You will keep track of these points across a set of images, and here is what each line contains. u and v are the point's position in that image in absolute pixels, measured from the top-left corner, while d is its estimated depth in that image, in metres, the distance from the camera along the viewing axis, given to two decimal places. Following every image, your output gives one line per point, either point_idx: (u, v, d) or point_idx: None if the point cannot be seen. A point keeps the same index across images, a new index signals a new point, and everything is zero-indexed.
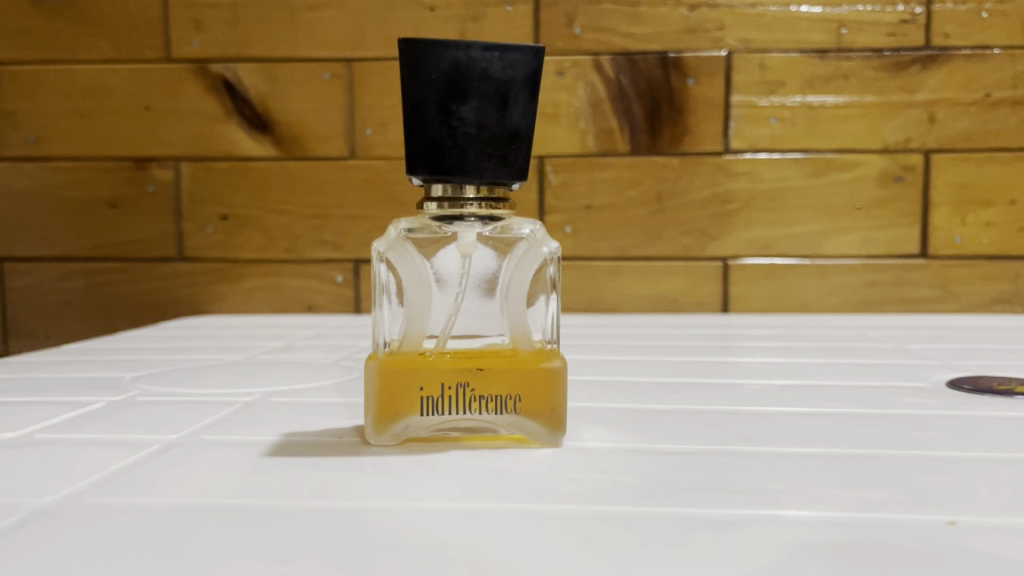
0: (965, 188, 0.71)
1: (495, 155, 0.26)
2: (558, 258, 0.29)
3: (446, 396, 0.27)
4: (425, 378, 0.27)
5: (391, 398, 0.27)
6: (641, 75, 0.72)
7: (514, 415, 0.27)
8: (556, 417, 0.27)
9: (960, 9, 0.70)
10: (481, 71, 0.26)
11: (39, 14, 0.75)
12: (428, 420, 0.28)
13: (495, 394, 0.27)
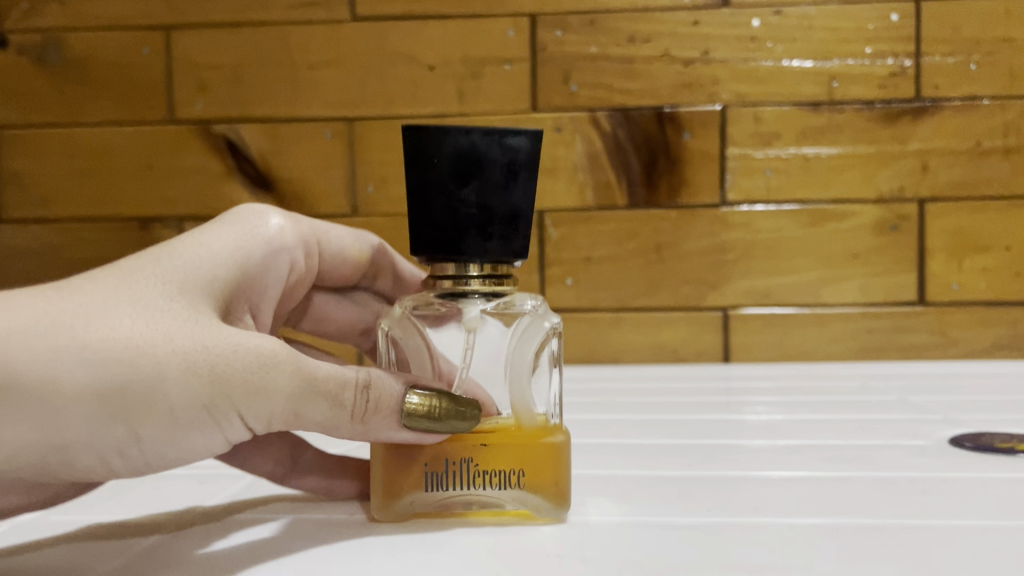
0: (960, 235, 0.72)
1: (496, 236, 0.27)
2: (560, 331, 0.30)
3: (450, 471, 0.28)
4: (429, 454, 0.28)
5: (396, 474, 0.28)
6: (638, 129, 0.74)
7: (518, 489, 0.28)
8: (559, 490, 0.28)
9: (948, 61, 0.71)
10: (482, 156, 0.27)
11: (44, 78, 0.77)
12: (433, 495, 0.28)
13: (499, 469, 0.28)
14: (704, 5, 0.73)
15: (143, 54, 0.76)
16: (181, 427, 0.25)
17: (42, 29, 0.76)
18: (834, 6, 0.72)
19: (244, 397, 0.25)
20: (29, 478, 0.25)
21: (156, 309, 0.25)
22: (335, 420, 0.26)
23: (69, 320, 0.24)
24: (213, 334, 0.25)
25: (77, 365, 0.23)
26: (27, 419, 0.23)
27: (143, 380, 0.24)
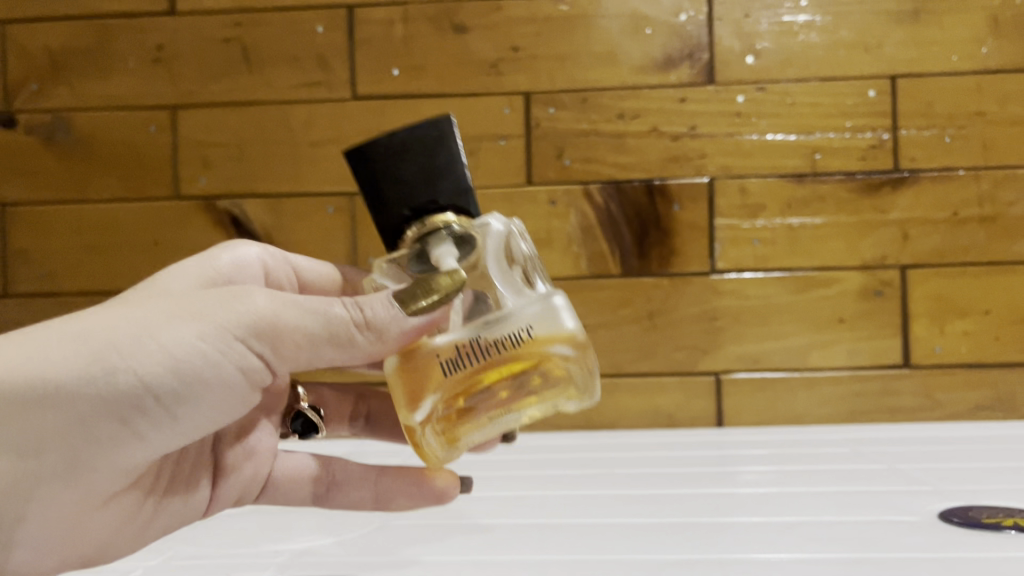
0: (941, 300, 0.75)
1: (435, 189, 0.41)
2: (524, 233, 0.43)
3: (466, 350, 0.38)
4: (443, 347, 0.38)
5: (420, 375, 0.38)
6: (629, 202, 0.76)
7: (527, 341, 0.38)
8: (558, 332, 0.39)
9: (923, 135, 0.75)
10: (410, 146, 0.41)
11: (52, 156, 0.79)
12: (457, 376, 0.38)
13: (508, 335, 0.38)
14: (691, 82, 0.76)
15: (149, 132, 0.78)
16: (207, 364, 0.36)
17: (50, 109, 0.79)
18: (814, 83, 0.75)
19: (242, 332, 0.37)
20: (107, 448, 0.37)
21: (137, 308, 0.37)
22: (336, 332, 0.37)
23: (78, 326, 0.36)
24: (201, 300, 0.37)
25: (91, 351, 0.35)
26: (64, 400, 0.34)
27: (142, 339, 0.35)
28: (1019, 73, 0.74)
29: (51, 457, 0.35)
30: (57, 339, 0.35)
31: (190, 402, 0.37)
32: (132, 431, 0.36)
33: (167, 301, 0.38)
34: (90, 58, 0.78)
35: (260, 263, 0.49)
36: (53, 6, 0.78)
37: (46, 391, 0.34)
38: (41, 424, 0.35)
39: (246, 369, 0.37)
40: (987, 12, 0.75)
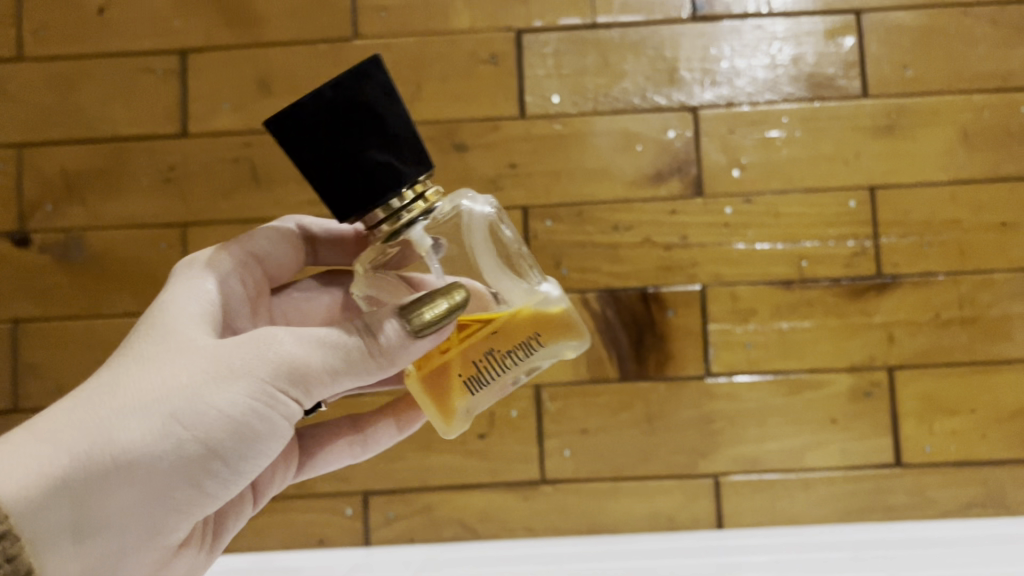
0: (929, 400, 0.78)
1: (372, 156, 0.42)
2: (494, 205, 0.48)
3: (483, 365, 0.46)
4: (461, 365, 0.46)
5: (445, 391, 0.47)
6: (625, 309, 0.79)
7: (536, 347, 0.47)
8: (559, 328, 0.47)
9: (903, 242, 0.79)
10: (343, 107, 0.41)
11: (65, 273, 0.81)
12: (480, 389, 0.47)
13: (516, 344, 0.46)
14: (680, 195, 0.79)
15: (159, 248, 0.80)
16: (249, 408, 0.43)
17: (65, 227, 0.81)
18: (798, 194, 0.79)
19: (274, 377, 0.43)
20: (175, 499, 0.44)
21: (173, 367, 0.43)
22: (358, 366, 0.44)
23: (126, 407, 0.42)
24: (230, 353, 0.43)
25: (143, 422, 0.41)
26: (131, 479, 0.41)
27: (188, 403, 0.42)
28: (990, 182, 0.79)
29: (126, 514, 0.42)
30: (112, 425, 0.41)
31: (243, 452, 0.44)
32: (198, 490, 0.44)
33: (196, 357, 0.43)
34: (105, 178, 0.81)
35: (235, 274, 0.53)
36: (69, 130, 0.82)
37: (119, 476, 0.41)
38: (119, 504, 0.42)
39: (282, 408, 0.44)
40: (957, 125, 0.79)
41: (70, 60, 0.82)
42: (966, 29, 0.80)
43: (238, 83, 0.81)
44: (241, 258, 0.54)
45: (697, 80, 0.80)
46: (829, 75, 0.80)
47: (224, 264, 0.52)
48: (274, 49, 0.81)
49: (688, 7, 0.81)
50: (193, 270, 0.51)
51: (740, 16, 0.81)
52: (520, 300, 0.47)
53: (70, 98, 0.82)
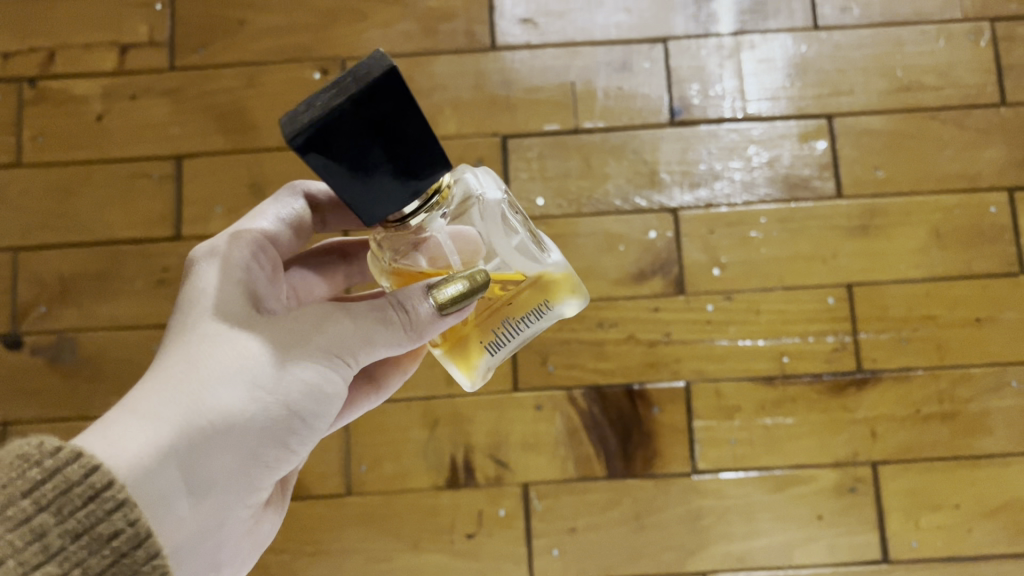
0: (913, 495, 0.78)
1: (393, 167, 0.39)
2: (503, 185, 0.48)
3: (500, 333, 0.47)
4: (481, 334, 0.47)
5: (467, 358, 0.48)
6: (612, 406, 0.80)
7: (546, 311, 0.48)
8: (566, 291, 0.48)
9: (881, 338, 0.80)
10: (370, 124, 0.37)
11: (55, 375, 0.81)
12: (498, 354, 0.48)
13: (529, 311, 0.47)
14: (663, 293, 0.81)
15: (151, 348, 0.81)
16: (321, 370, 0.45)
17: (57, 329, 0.82)
18: (778, 291, 0.81)
19: (335, 343, 0.45)
20: (264, 456, 0.46)
21: (243, 341, 0.45)
22: (394, 336, 0.45)
23: (213, 379, 0.44)
24: (290, 325, 0.45)
25: (231, 391, 0.44)
26: (229, 440, 0.43)
27: (267, 371, 0.44)
28: (963, 279, 0.81)
29: (227, 476, 0.44)
30: (204, 396, 0.43)
31: (318, 410, 0.47)
32: (283, 446, 0.47)
33: (257, 330, 0.45)
34: (99, 281, 0.82)
35: (255, 262, 0.50)
36: (65, 233, 0.83)
37: (217, 440, 0.43)
38: (222, 464, 0.44)
39: (343, 372, 0.46)
40: (929, 225, 0.82)
41: (69, 166, 0.84)
42: (933, 133, 0.84)
43: (232, 187, 0.83)
44: (254, 239, 0.51)
45: (677, 182, 0.83)
46: (804, 176, 0.83)
47: (241, 250, 0.49)
48: (267, 154, 0.84)
49: (667, 112, 0.84)
50: (215, 263, 0.49)
51: (717, 120, 0.84)
52: (532, 269, 0.47)
53: (67, 202, 0.84)
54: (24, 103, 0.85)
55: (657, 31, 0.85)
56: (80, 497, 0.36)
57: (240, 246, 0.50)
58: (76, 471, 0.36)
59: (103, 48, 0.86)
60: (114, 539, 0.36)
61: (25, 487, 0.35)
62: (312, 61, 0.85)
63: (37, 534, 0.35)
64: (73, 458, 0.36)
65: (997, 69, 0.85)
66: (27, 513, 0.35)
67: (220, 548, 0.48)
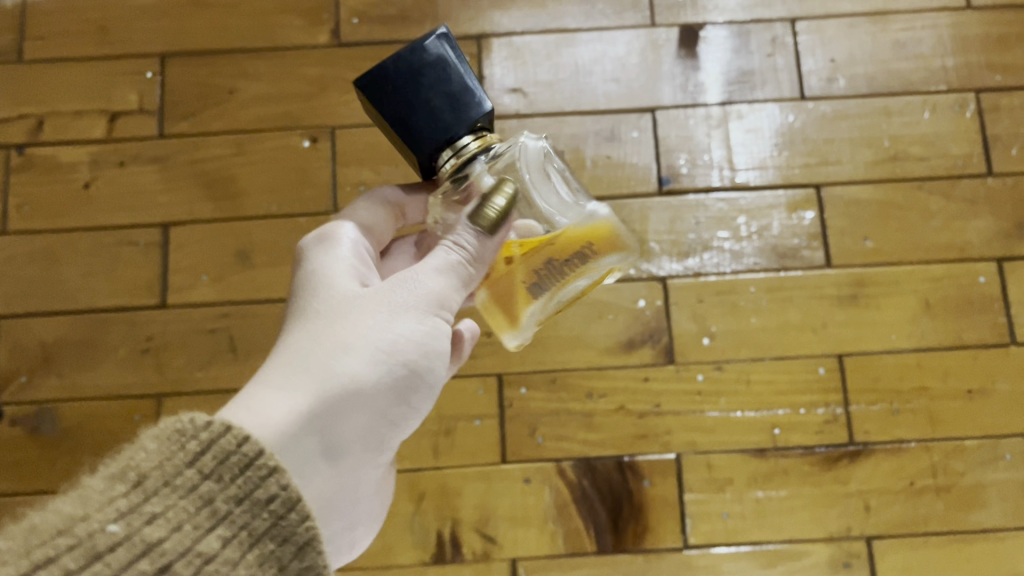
0: (909, 571, 0.77)
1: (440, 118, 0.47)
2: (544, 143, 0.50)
3: (544, 274, 0.49)
4: (524, 275, 0.49)
5: (511, 302, 0.51)
6: (602, 479, 0.79)
7: (592, 256, 0.48)
8: (612, 240, 0.49)
9: (873, 409, 0.80)
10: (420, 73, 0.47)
11: (35, 447, 0.79)
12: (542, 299, 0.51)
13: (573, 254, 0.48)
14: (653, 362, 0.80)
15: (134, 419, 0.79)
16: (429, 332, 0.48)
17: (37, 400, 0.80)
18: (768, 361, 0.80)
19: (432, 305, 0.48)
20: (392, 415, 0.49)
21: (357, 313, 0.47)
22: (466, 279, 0.48)
23: (338, 345, 0.46)
24: (393, 293, 0.48)
25: (355, 359, 0.46)
26: (358, 404, 0.46)
27: (384, 338, 0.47)
28: (954, 350, 0.81)
29: (361, 434, 0.47)
30: (330, 367, 0.45)
31: (434, 369, 0.49)
32: (406, 405, 0.49)
33: (370, 299, 0.48)
34: (81, 350, 0.81)
35: (358, 241, 0.54)
36: (48, 301, 0.82)
37: (342, 403, 0.45)
38: (354, 424, 0.47)
39: (443, 327, 0.49)
40: (918, 295, 0.82)
41: (54, 234, 0.84)
42: (921, 203, 0.84)
43: (219, 255, 0.83)
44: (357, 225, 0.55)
45: (666, 251, 0.82)
46: (794, 245, 0.83)
47: (347, 235, 0.54)
48: (255, 221, 0.83)
49: (656, 181, 0.84)
50: (321, 246, 0.53)
51: (705, 189, 0.84)
52: (574, 219, 0.48)
53: (51, 270, 0.83)
54: (11, 169, 0.85)
55: (645, 101, 0.86)
56: (236, 466, 0.36)
57: (344, 229, 0.54)
58: (229, 442, 0.37)
59: (92, 115, 0.86)
60: (270, 503, 0.36)
61: (187, 459, 0.36)
62: (302, 129, 0.85)
63: (205, 501, 0.35)
64: (225, 431, 0.37)
65: (982, 139, 0.85)
66: (193, 483, 0.36)
67: (346, 504, 0.52)
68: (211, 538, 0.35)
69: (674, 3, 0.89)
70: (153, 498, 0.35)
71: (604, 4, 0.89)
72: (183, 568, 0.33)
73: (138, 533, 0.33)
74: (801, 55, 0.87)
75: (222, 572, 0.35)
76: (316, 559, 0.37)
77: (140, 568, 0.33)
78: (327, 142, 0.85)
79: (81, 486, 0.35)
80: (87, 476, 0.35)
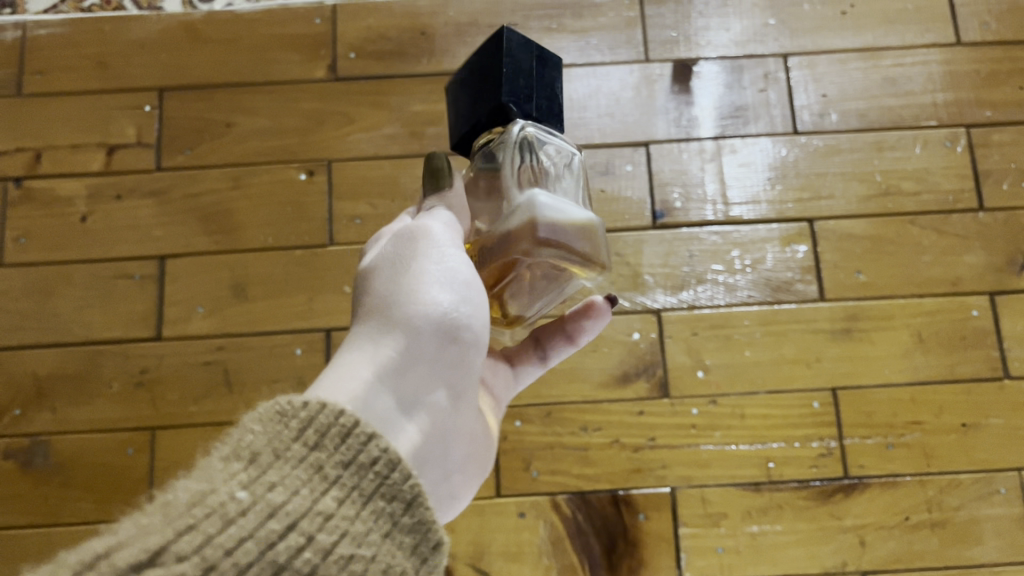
0: None
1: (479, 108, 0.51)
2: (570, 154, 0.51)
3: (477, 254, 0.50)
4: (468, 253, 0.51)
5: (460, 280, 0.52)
6: (596, 513, 0.78)
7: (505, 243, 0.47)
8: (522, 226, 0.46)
9: (867, 443, 0.80)
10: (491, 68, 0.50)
11: (27, 481, 0.79)
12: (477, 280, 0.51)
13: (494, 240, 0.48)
14: (648, 396, 0.81)
15: (128, 453, 0.79)
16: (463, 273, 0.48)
17: (31, 432, 0.80)
18: (763, 395, 0.80)
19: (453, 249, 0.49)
20: (456, 364, 0.49)
21: (395, 284, 0.48)
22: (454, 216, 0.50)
23: (380, 317, 0.47)
24: (421, 254, 0.48)
25: (402, 323, 0.47)
26: (412, 361, 0.46)
27: (423, 296, 0.47)
28: (947, 384, 0.81)
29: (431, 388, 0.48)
30: (379, 340, 0.46)
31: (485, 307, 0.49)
32: (467, 349, 0.49)
33: (397, 271, 0.49)
34: (76, 382, 0.81)
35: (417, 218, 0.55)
36: (44, 334, 0.82)
37: (395, 358, 0.46)
38: (420, 380, 0.47)
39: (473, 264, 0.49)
40: (911, 329, 0.82)
41: (50, 267, 0.84)
42: (913, 238, 0.84)
43: (214, 287, 0.83)
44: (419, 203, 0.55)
45: (660, 284, 0.83)
46: (787, 279, 0.83)
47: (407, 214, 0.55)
48: (251, 254, 0.83)
49: (650, 215, 0.85)
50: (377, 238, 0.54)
51: (699, 223, 0.84)
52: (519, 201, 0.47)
53: (47, 302, 0.83)
54: (9, 203, 0.86)
55: (639, 135, 0.87)
56: (337, 436, 0.37)
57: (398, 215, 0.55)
58: (327, 416, 0.37)
59: (90, 148, 0.87)
60: (374, 465, 0.37)
61: (293, 435, 0.36)
62: (298, 162, 0.86)
63: (315, 467, 0.36)
64: (322, 407, 0.38)
65: (974, 174, 0.86)
66: (301, 455, 0.36)
67: (449, 459, 0.51)
68: (327, 499, 0.35)
69: (668, 39, 0.90)
70: (269, 470, 0.35)
71: (598, 40, 0.90)
72: (309, 527, 0.33)
73: (262, 499, 0.33)
74: (794, 90, 0.88)
75: (343, 528, 0.34)
76: (425, 514, 0.37)
77: (270, 530, 0.33)
78: (323, 176, 0.85)
79: (197, 469, 0.35)
80: (198, 461, 0.36)
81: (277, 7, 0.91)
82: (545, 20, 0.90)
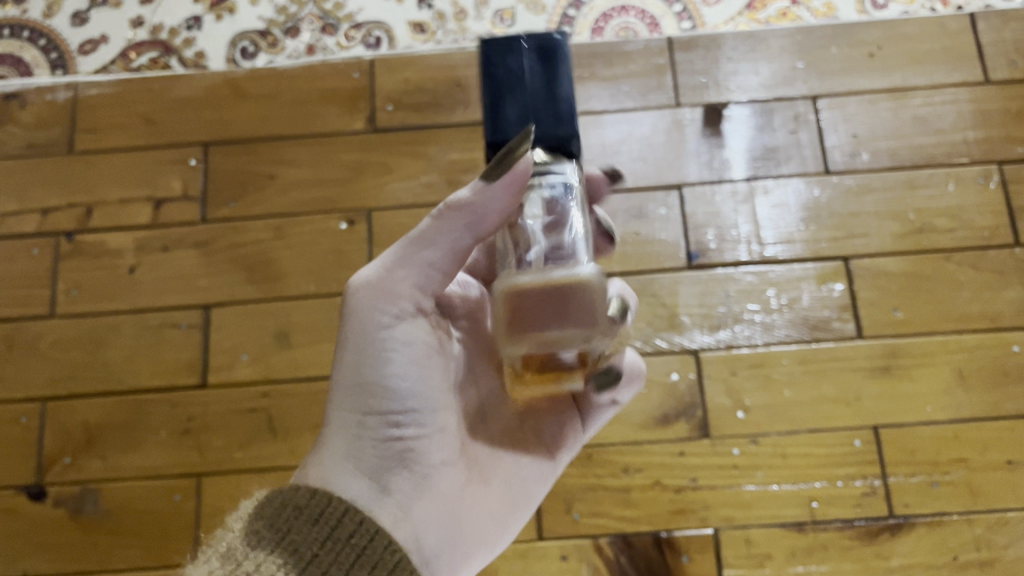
0: None
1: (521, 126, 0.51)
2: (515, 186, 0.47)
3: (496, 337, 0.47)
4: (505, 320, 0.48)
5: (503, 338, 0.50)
6: (639, 555, 0.78)
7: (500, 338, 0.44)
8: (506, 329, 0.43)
9: (912, 481, 0.79)
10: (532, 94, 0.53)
11: (77, 529, 0.80)
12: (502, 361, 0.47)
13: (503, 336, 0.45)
14: (688, 437, 0.81)
15: (174, 500, 0.81)
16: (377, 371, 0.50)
17: (80, 480, 0.82)
18: (804, 434, 0.80)
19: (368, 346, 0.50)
20: (400, 454, 0.51)
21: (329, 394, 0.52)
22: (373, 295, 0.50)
23: (326, 433, 0.52)
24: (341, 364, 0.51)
25: (334, 435, 0.51)
26: (347, 469, 0.50)
27: (347, 404, 0.51)
28: (989, 421, 0.81)
29: (376, 485, 0.50)
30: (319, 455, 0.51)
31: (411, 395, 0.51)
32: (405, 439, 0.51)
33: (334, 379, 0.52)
34: (125, 431, 0.83)
35: None
36: (93, 384, 0.84)
37: (339, 474, 0.50)
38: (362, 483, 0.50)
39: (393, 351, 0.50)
40: (952, 366, 0.82)
41: (100, 317, 0.86)
42: (950, 274, 0.85)
43: (258, 335, 0.84)
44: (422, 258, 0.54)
45: (697, 324, 0.83)
46: (824, 317, 0.83)
47: None
48: (294, 302, 0.85)
49: (685, 256, 0.85)
50: None
51: (734, 263, 0.85)
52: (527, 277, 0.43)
53: (96, 352, 0.85)
54: (61, 256, 0.88)
55: (671, 178, 0.88)
56: (311, 515, 0.48)
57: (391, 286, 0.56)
58: (301, 500, 0.48)
59: (139, 202, 0.90)
60: (351, 536, 0.48)
61: (267, 523, 0.47)
62: (339, 212, 0.88)
63: (289, 550, 0.46)
64: (295, 492, 0.48)
65: (1008, 211, 0.87)
66: (276, 539, 0.47)
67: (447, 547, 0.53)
68: None
69: (698, 84, 0.92)
70: (246, 561, 0.46)
71: (629, 86, 0.92)
72: None
73: None
74: (824, 131, 0.90)
75: None
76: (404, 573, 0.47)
77: None
78: (363, 225, 0.87)
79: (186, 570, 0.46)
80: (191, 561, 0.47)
81: (317, 63, 0.94)
82: (577, 69, 0.92)
